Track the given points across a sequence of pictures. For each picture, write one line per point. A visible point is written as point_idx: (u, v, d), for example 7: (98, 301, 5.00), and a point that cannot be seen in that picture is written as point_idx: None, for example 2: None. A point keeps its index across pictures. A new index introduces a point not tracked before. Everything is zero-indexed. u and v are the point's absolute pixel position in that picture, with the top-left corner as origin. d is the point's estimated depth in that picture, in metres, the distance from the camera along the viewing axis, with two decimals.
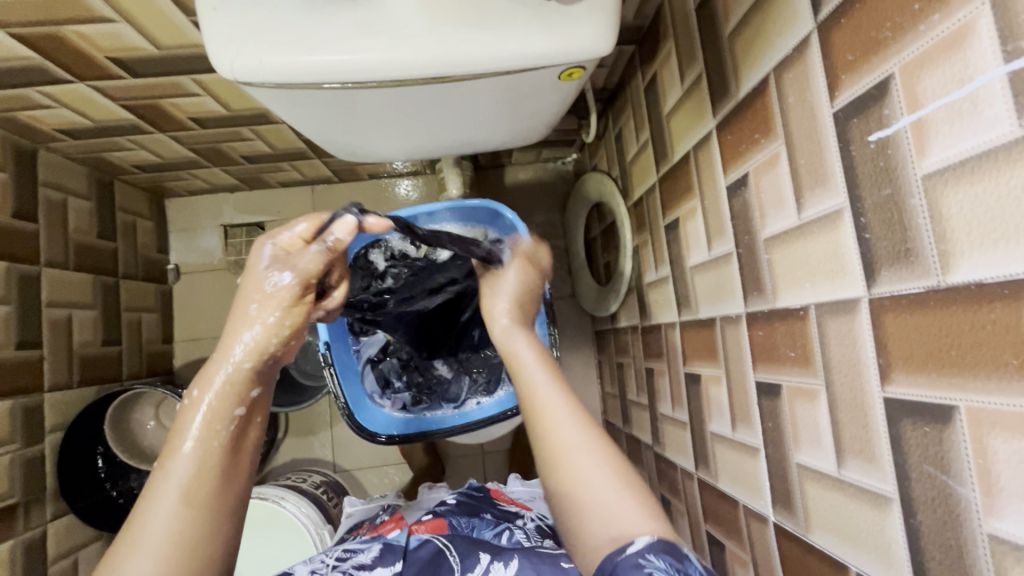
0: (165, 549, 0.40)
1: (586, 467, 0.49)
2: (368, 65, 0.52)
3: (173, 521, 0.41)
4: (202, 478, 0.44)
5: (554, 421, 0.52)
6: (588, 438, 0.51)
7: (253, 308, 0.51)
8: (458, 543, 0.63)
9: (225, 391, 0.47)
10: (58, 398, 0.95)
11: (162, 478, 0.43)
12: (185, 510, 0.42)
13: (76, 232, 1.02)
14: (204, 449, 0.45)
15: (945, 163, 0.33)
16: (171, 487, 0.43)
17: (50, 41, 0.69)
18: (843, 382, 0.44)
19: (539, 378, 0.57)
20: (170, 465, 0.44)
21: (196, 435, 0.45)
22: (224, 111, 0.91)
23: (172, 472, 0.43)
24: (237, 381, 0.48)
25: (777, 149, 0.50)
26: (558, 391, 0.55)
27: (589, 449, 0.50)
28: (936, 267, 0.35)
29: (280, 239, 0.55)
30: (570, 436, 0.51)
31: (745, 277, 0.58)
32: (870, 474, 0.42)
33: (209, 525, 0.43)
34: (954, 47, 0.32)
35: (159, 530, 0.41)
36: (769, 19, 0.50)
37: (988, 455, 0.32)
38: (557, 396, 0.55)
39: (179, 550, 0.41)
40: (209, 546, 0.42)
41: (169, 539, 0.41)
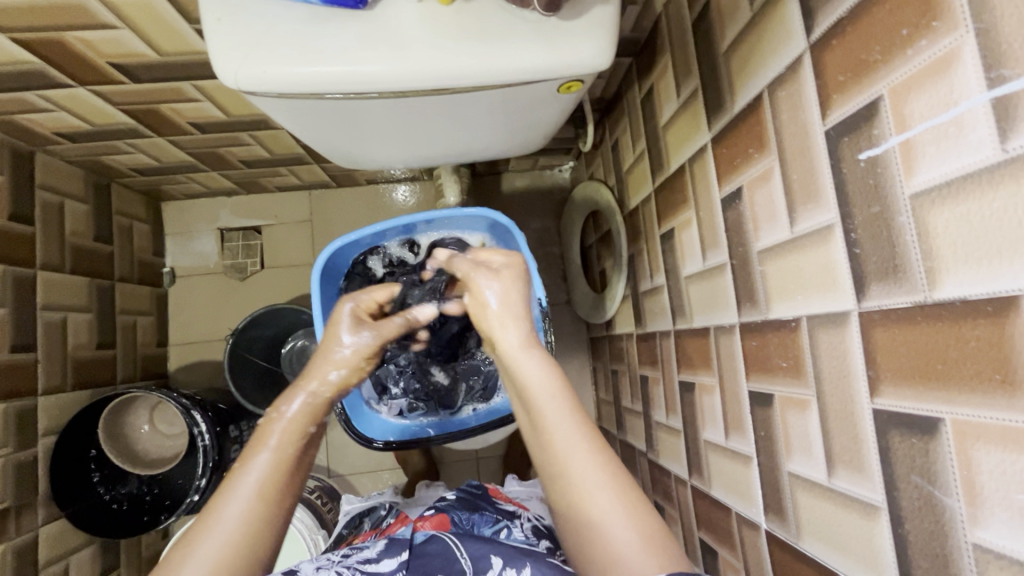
0: (232, 539, 0.45)
1: (626, 545, 0.45)
2: (371, 77, 0.53)
3: (246, 513, 0.46)
4: (276, 482, 0.48)
5: (586, 487, 0.48)
6: (621, 507, 0.47)
7: (338, 352, 0.59)
8: (467, 542, 0.64)
9: (305, 409, 0.54)
10: (51, 402, 0.94)
11: (241, 474, 0.48)
12: (259, 505, 0.47)
13: (72, 235, 1.02)
14: (280, 455, 0.50)
15: (932, 183, 0.34)
16: (246, 485, 0.47)
17: (52, 47, 0.69)
18: (833, 392, 0.45)
19: (551, 408, 0.52)
20: (249, 465, 0.49)
21: (273, 444, 0.50)
22: (224, 116, 0.91)
23: (250, 469, 0.48)
24: (315, 404, 0.55)
25: (770, 164, 0.51)
26: (587, 446, 0.49)
27: (623, 521, 0.46)
28: (923, 283, 0.36)
29: (360, 301, 0.64)
30: (603, 506, 0.47)
31: (738, 288, 0.59)
32: (860, 484, 0.43)
33: (274, 522, 0.47)
34: (940, 71, 0.33)
35: (231, 519, 0.45)
36: (763, 38, 0.51)
37: (973, 466, 0.34)
38: (586, 454, 0.49)
39: (243, 542, 0.45)
40: (267, 541, 0.46)
41: (239, 528, 0.45)
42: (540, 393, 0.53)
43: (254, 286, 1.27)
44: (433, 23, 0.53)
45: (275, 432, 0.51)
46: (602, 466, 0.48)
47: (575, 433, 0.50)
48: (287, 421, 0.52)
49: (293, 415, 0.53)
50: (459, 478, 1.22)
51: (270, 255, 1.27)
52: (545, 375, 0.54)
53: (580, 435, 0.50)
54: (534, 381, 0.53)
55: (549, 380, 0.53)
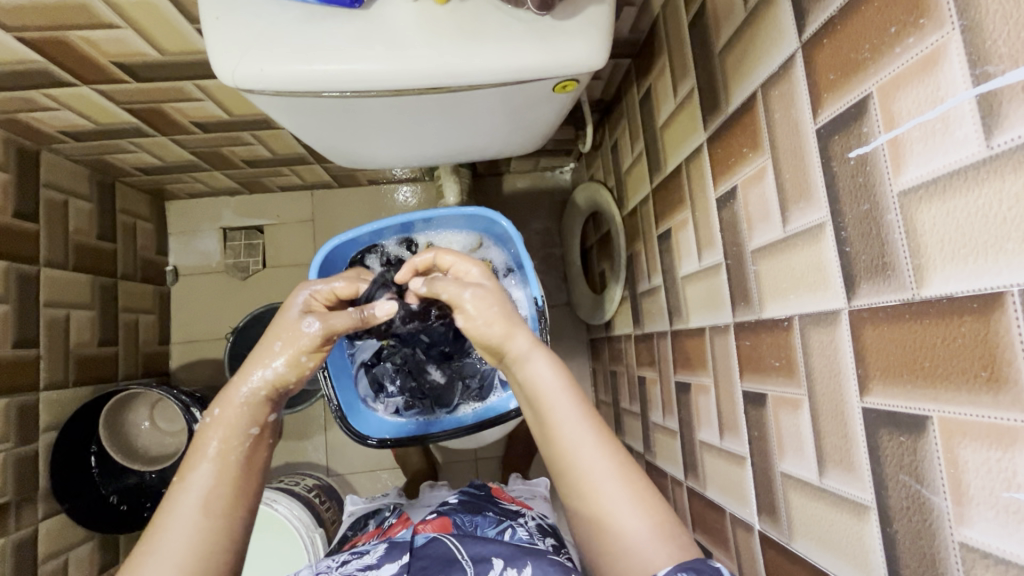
0: (183, 554, 0.43)
1: (639, 535, 0.45)
2: (367, 75, 0.54)
3: (193, 529, 0.44)
4: (219, 495, 0.46)
5: (594, 476, 0.48)
6: (632, 493, 0.47)
7: (279, 346, 0.53)
8: (467, 543, 0.64)
9: (244, 409, 0.50)
10: (53, 397, 0.95)
11: (181, 493, 0.46)
12: (203, 521, 0.45)
13: (76, 233, 1.03)
14: (222, 465, 0.47)
15: (919, 180, 0.34)
16: (188, 504, 0.45)
17: (56, 46, 0.70)
18: (824, 391, 0.45)
19: (560, 407, 0.51)
20: (187, 481, 0.46)
21: (212, 454, 0.48)
22: (226, 116, 0.92)
23: (189, 484, 0.46)
24: (253, 406, 0.51)
25: (764, 163, 0.51)
26: (598, 441, 0.49)
27: (633, 511, 0.46)
28: (911, 281, 0.36)
29: (315, 291, 0.60)
30: (614, 498, 0.47)
31: (734, 288, 0.59)
32: (851, 483, 0.42)
33: (224, 534, 0.45)
34: (927, 68, 0.33)
35: (174, 543, 0.43)
36: (757, 38, 0.51)
37: (959, 464, 0.33)
38: (597, 444, 0.49)
39: (195, 560, 0.43)
40: (221, 553, 0.45)
41: (185, 548, 0.44)
42: (552, 396, 0.51)
43: (256, 285, 1.28)
44: (429, 23, 0.53)
45: (212, 442, 0.48)
46: (612, 456, 0.49)
47: (586, 429, 0.50)
48: (222, 426, 0.49)
49: (226, 423, 0.49)
50: (457, 479, 1.22)
51: (272, 254, 1.28)
52: (557, 376, 0.52)
53: (588, 429, 0.50)
54: (545, 386, 0.52)
55: (560, 380, 0.52)
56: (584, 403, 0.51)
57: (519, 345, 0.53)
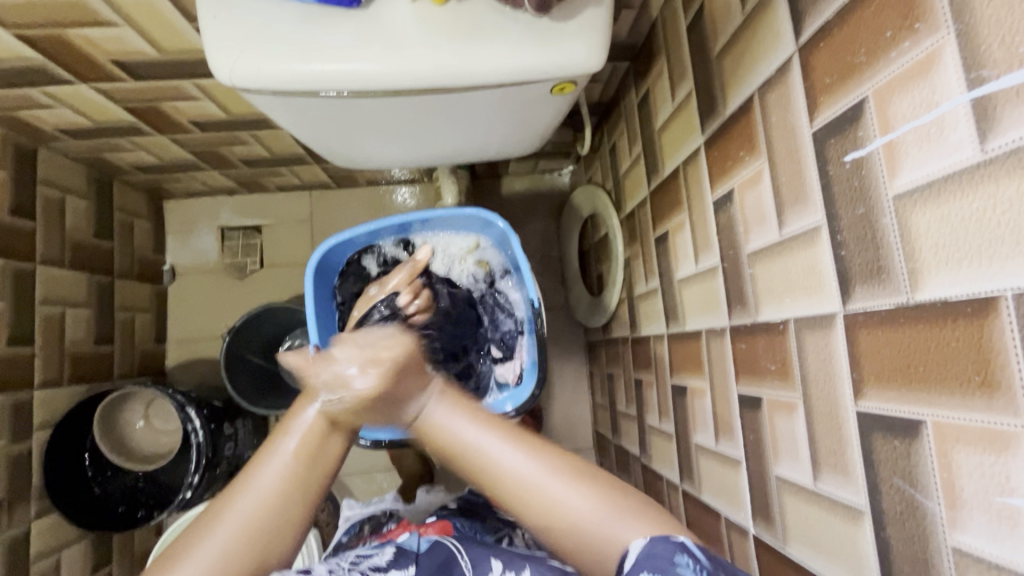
0: (263, 500, 0.48)
1: (583, 509, 0.46)
2: (365, 75, 0.54)
3: (280, 480, 0.49)
4: (317, 446, 0.51)
5: (524, 481, 0.47)
6: (574, 483, 0.47)
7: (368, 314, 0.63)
8: (468, 547, 0.64)
9: (363, 373, 0.53)
10: (47, 396, 0.95)
11: (285, 436, 0.51)
12: (299, 467, 0.49)
13: (73, 231, 1.03)
14: (321, 423, 0.51)
15: (915, 184, 0.34)
16: (291, 444, 0.50)
17: (54, 43, 0.70)
18: (819, 394, 0.45)
19: (464, 431, 0.50)
20: (290, 429, 0.51)
21: (315, 410, 0.52)
22: (225, 115, 0.92)
23: (290, 433, 0.51)
24: (368, 375, 0.56)
25: (760, 166, 0.51)
26: (526, 454, 0.48)
27: (579, 496, 0.46)
28: (905, 285, 0.36)
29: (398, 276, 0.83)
30: (559, 494, 0.47)
31: (730, 291, 0.59)
32: (844, 487, 0.42)
33: (311, 488, 0.50)
34: (923, 72, 0.33)
35: (264, 484, 0.48)
36: (754, 41, 0.51)
37: (953, 469, 0.33)
38: (514, 451, 0.48)
39: (279, 504, 0.48)
40: (296, 508, 0.49)
41: (274, 490, 0.48)
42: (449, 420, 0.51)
43: (253, 284, 1.28)
44: (427, 23, 0.53)
45: (319, 395, 0.54)
46: (542, 461, 0.48)
47: (497, 439, 0.49)
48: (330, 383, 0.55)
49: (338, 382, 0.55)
50: (453, 480, 1.22)
51: (270, 254, 1.28)
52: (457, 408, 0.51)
53: (509, 444, 0.48)
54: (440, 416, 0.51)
55: (452, 404, 0.52)
56: (508, 426, 0.50)
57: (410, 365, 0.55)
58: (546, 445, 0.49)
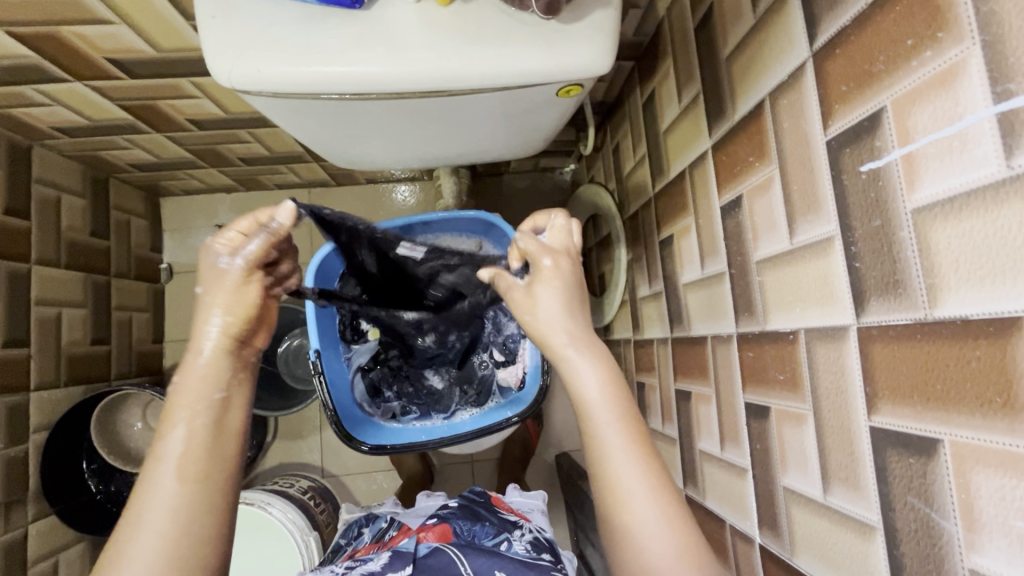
0: (166, 533, 0.39)
1: (664, 559, 0.42)
2: (367, 77, 0.52)
3: (172, 501, 0.40)
4: (197, 463, 0.41)
5: (627, 494, 0.44)
6: (662, 516, 0.43)
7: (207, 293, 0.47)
8: (469, 554, 0.63)
9: (208, 370, 0.44)
10: (45, 397, 0.94)
11: (155, 465, 0.41)
12: (183, 487, 0.40)
13: (69, 230, 1.01)
14: (194, 431, 0.42)
15: (936, 197, 0.33)
16: (164, 469, 0.41)
17: (47, 41, 0.68)
18: (830, 407, 0.44)
19: (600, 414, 0.46)
20: (160, 447, 0.42)
21: (184, 418, 0.42)
22: (222, 113, 0.90)
23: (162, 455, 0.41)
24: (213, 371, 0.44)
25: (771, 172, 0.50)
26: (637, 460, 0.45)
27: (662, 531, 0.43)
28: (924, 301, 0.35)
29: (223, 237, 0.48)
30: (643, 515, 0.43)
31: (737, 298, 0.58)
32: (856, 501, 0.42)
33: (205, 504, 0.41)
34: (946, 83, 0.32)
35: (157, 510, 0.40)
36: (766, 45, 0.50)
37: (971, 490, 0.33)
38: (632, 460, 0.45)
39: (175, 538, 0.39)
40: (206, 528, 0.41)
41: (170, 520, 0.39)
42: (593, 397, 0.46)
43: None
44: (431, 25, 0.52)
45: (179, 408, 0.43)
46: (647, 475, 0.45)
47: (619, 432, 0.45)
48: (184, 396, 0.43)
49: (190, 389, 0.43)
50: (453, 481, 1.21)
51: None
52: (601, 384, 0.47)
53: (625, 440, 0.45)
54: (589, 391, 0.47)
55: (608, 390, 0.47)
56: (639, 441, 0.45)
57: (559, 341, 0.48)
58: (672, 490, 0.45)
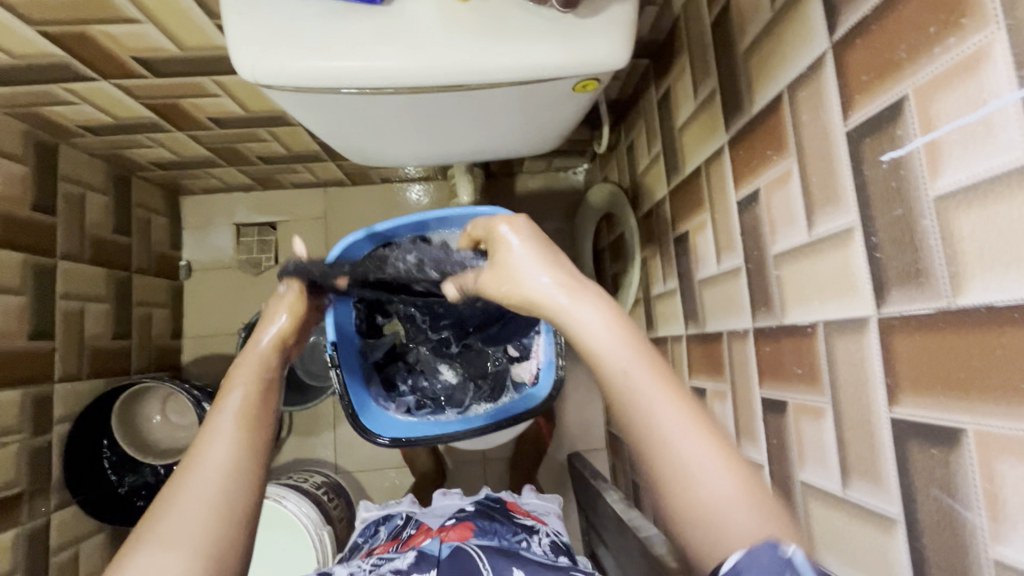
0: (218, 480, 0.38)
1: (727, 505, 0.32)
2: (386, 72, 0.53)
3: (229, 446, 0.40)
4: (253, 416, 0.42)
5: (660, 428, 0.35)
6: (712, 449, 0.34)
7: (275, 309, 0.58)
8: (490, 554, 0.63)
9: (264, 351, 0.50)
10: (68, 389, 0.96)
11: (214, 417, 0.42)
12: (240, 436, 0.41)
13: (92, 226, 1.03)
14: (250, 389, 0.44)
15: (959, 184, 0.33)
16: (223, 419, 0.41)
17: (77, 40, 0.70)
18: (849, 399, 0.44)
19: (605, 344, 0.38)
20: (219, 405, 0.43)
21: (241, 382, 0.45)
22: (242, 112, 0.92)
23: (222, 407, 0.42)
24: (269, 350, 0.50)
25: (789, 165, 0.50)
26: (668, 391, 0.36)
27: (713, 470, 0.33)
28: (946, 289, 0.35)
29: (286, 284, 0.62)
30: (692, 454, 0.34)
31: (753, 293, 0.58)
32: (876, 495, 0.41)
33: (254, 457, 0.40)
34: (969, 69, 0.32)
35: (213, 457, 0.39)
36: (785, 37, 0.50)
37: (995, 479, 0.32)
38: (657, 387, 0.36)
39: (229, 481, 0.38)
40: (252, 482, 0.39)
41: (225, 463, 0.39)
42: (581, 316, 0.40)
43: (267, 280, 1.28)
44: (450, 20, 0.53)
45: (236, 376, 0.46)
46: (680, 402, 0.35)
47: (632, 359, 0.37)
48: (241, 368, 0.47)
49: (246, 367, 0.47)
50: (464, 479, 1.22)
51: (284, 250, 1.29)
52: (601, 314, 0.40)
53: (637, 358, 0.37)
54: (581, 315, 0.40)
55: (607, 318, 0.39)
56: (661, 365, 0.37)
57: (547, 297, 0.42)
58: (717, 420, 0.35)
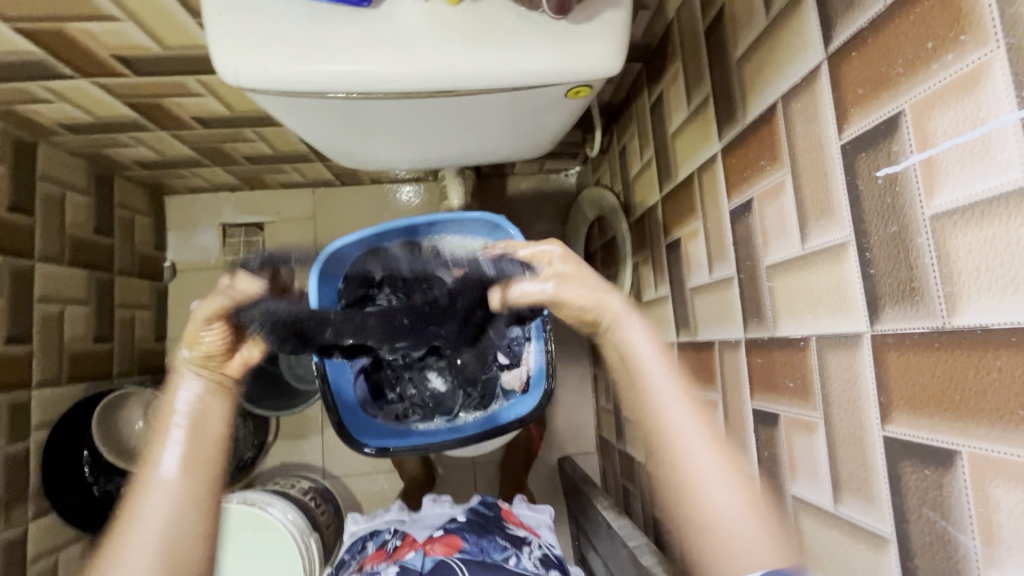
0: (161, 532, 0.52)
1: (747, 538, 0.49)
2: (373, 76, 0.52)
3: (170, 502, 0.53)
4: (194, 473, 0.55)
5: (699, 468, 0.52)
6: (723, 470, 0.52)
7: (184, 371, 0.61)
8: (472, 568, 0.65)
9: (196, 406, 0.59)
10: (46, 394, 0.93)
11: (148, 482, 0.54)
12: (179, 494, 0.54)
13: (72, 227, 1.01)
14: (186, 456, 0.56)
15: (955, 204, 0.33)
16: (158, 483, 0.54)
17: (53, 37, 0.68)
18: (842, 416, 0.43)
19: (654, 370, 0.58)
20: (150, 478, 0.54)
21: (171, 447, 0.56)
22: (227, 112, 0.90)
23: (154, 478, 0.54)
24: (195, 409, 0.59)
25: (782, 177, 0.49)
26: (710, 444, 0.53)
27: (731, 496, 0.50)
28: (942, 309, 0.34)
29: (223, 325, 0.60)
30: (707, 469, 0.52)
31: (745, 303, 0.58)
32: (868, 512, 0.41)
33: (194, 504, 0.54)
34: (968, 87, 0.32)
35: (156, 510, 0.53)
36: (779, 47, 0.49)
37: (989, 504, 0.32)
38: (704, 443, 0.53)
39: (172, 528, 0.53)
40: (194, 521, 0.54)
41: (165, 519, 0.53)
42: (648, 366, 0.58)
43: None
44: (441, 24, 0.52)
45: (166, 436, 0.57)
46: (706, 437, 0.54)
47: (679, 406, 0.55)
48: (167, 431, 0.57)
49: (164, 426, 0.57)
50: (454, 483, 1.21)
51: (272, 251, 1.27)
52: (650, 344, 0.59)
53: (697, 427, 0.54)
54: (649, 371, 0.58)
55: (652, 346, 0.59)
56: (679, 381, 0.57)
57: (613, 310, 0.61)
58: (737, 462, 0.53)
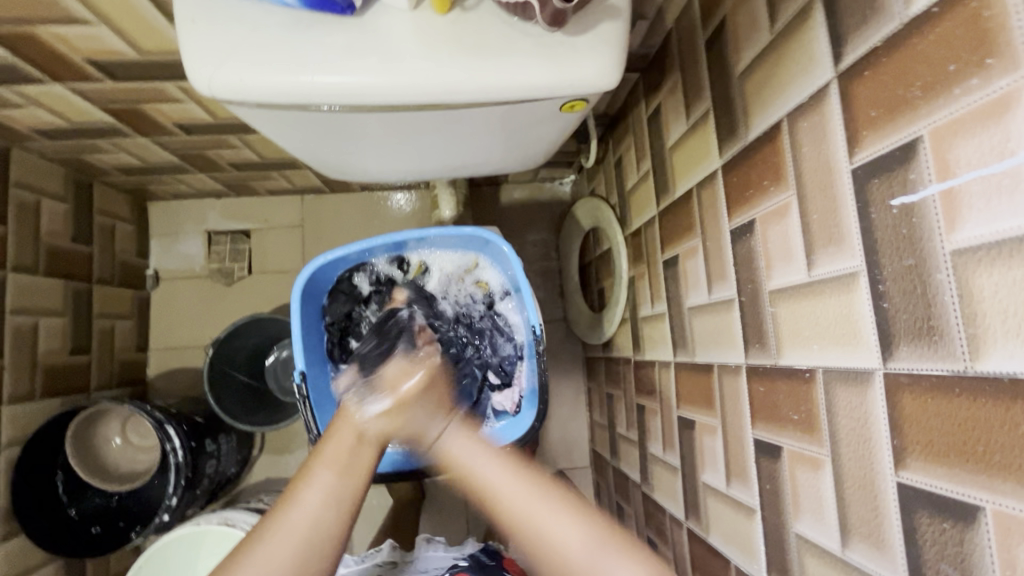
0: (302, 532, 0.51)
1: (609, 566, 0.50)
2: (358, 88, 0.49)
3: (322, 500, 0.53)
4: (347, 475, 0.55)
5: (517, 503, 0.53)
6: (546, 500, 0.53)
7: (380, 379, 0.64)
8: None
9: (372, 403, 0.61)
10: (18, 410, 0.89)
11: (307, 478, 0.54)
12: (332, 488, 0.53)
13: (49, 236, 0.97)
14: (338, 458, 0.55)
15: (979, 240, 0.30)
16: (320, 478, 0.54)
17: (24, 41, 0.65)
18: (851, 455, 0.41)
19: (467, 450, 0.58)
20: (310, 475, 0.54)
21: (331, 452, 0.56)
22: (210, 118, 0.87)
23: (311, 478, 0.54)
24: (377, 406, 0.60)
25: (787, 199, 0.47)
26: (522, 479, 0.55)
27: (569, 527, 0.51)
28: (963, 352, 0.32)
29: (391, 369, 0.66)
30: (538, 507, 0.53)
31: (746, 328, 0.55)
32: (880, 561, 0.38)
33: (340, 511, 0.53)
34: (995, 115, 0.29)
35: (305, 506, 0.52)
36: (784, 64, 0.47)
37: (1016, 567, 0.29)
38: (512, 479, 0.55)
39: (313, 529, 0.51)
40: (335, 526, 0.52)
41: (313, 515, 0.52)
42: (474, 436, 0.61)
43: (239, 291, 1.23)
44: (430, 34, 0.49)
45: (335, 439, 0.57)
46: (514, 471, 0.56)
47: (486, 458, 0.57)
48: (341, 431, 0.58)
49: (349, 424, 0.58)
50: (444, 500, 1.18)
51: (258, 259, 1.23)
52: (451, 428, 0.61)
53: (506, 471, 0.56)
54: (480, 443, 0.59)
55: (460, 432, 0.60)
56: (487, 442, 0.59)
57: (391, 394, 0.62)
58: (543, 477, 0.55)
